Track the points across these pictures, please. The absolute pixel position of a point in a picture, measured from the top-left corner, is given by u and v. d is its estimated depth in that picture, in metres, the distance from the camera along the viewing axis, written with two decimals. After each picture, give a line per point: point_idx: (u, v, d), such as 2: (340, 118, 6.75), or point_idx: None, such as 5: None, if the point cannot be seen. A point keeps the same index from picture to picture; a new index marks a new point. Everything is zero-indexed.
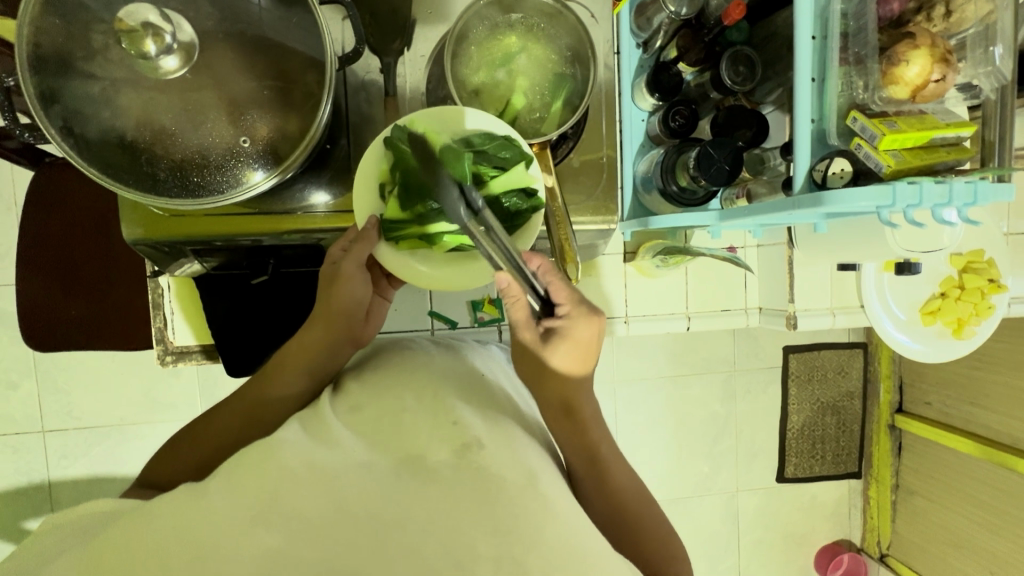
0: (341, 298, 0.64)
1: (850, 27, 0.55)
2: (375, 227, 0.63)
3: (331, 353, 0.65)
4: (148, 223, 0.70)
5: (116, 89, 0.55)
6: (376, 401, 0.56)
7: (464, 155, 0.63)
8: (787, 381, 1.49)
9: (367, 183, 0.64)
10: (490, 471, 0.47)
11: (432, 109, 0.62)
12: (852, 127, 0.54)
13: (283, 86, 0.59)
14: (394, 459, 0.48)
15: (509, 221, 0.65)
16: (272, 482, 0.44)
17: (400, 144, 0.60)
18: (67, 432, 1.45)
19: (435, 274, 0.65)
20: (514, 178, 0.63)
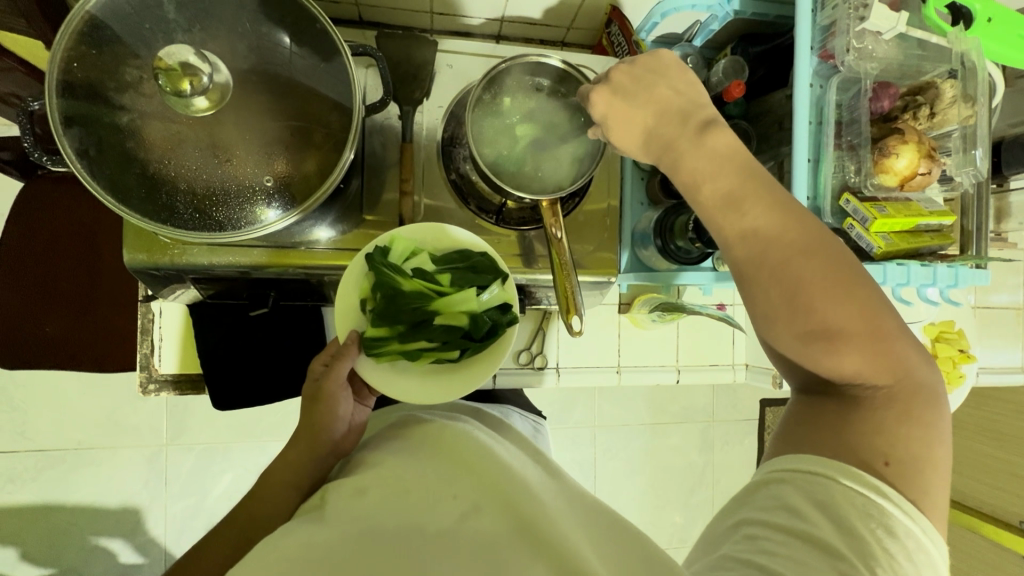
0: (324, 416, 0.61)
1: (844, 116, 0.60)
2: (355, 342, 0.63)
3: (318, 467, 0.60)
4: (152, 249, 0.69)
5: (143, 121, 0.55)
6: (379, 480, 0.54)
7: (441, 275, 0.67)
8: (764, 435, 1.54)
9: (349, 300, 0.66)
10: (493, 533, 0.49)
11: (411, 229, 0.67)
12: (845, 208, 0.58)
13: (306, 128, 0.60)
14: (399, 531, 0.48)
15: (486, 336, 0.67)
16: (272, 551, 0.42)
17: (383, 267, 0.64)
18: (18, 454, 1.36)
19: (418, 388, 0.64)
20: (488, 294, 0.67)
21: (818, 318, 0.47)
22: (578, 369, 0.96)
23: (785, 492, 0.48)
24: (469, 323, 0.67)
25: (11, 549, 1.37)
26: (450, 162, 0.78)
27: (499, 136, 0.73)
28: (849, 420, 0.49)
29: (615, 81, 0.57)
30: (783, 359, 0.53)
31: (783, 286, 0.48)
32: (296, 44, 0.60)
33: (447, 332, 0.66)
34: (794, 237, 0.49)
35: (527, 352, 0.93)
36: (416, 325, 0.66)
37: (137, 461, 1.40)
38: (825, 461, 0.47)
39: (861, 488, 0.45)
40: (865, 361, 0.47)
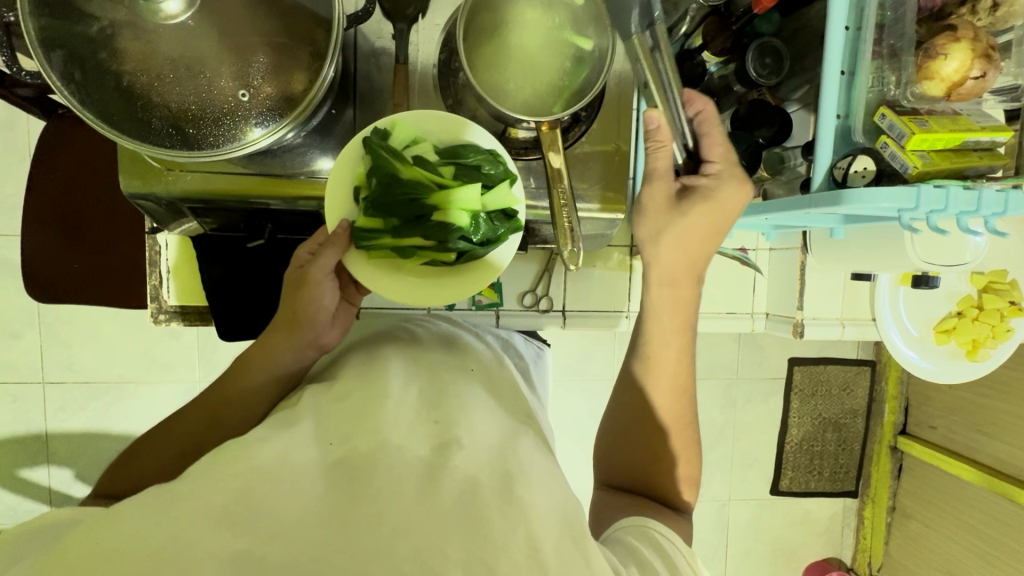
0: (307, 306, 0.61)
1: (887, 17, 0.52)
2: (346, 232, 0.60)
3: (295, 357, 0.62)
4: (146, 176, 0.68)
5: (115, 31, 0.52)
6: (362, 388, 0.57)
7: (445, 167, 0.62)
8: (790, 395, 1.49)
9: (342, 185, 0.62)
10: (467, 470, 0.47)
11: (419, 117, 0.63)
12: (879, 125, 0.51)
13: (285, 43, 0.56)
14: (371, 449, 0.48)
15: (485, 241, 0.63)
16: (249, 480, 0.43)
17: (380, 151, 0.60)
18: (67, 385, 1.46)
19: (409, 288, 0.62)
20: (493, 195, 0.62)
21: (666, 400, 0.64)
22: (586, 313, 0.93)
23: (642, 532, 0.51)
24: (469, 224, 0.62)
25: (67, 470, 1.49)
26: (449, 90, 0.72)
27: (495, 59, 0.66)
28: (648, 506, 0.58)
29: (724, 196, 0.62)
30: (613, 444, 0.64)
31: (669, 361, 0.64)
32: None
33: (443, 231, 0.62)
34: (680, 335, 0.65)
35: (532, 294, 0.91)
36: (414, 222, 0.62)
37: (174, 395, 1.49)
38: (638, 518, 0.54)
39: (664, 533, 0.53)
40: (677, 457, 0.62)
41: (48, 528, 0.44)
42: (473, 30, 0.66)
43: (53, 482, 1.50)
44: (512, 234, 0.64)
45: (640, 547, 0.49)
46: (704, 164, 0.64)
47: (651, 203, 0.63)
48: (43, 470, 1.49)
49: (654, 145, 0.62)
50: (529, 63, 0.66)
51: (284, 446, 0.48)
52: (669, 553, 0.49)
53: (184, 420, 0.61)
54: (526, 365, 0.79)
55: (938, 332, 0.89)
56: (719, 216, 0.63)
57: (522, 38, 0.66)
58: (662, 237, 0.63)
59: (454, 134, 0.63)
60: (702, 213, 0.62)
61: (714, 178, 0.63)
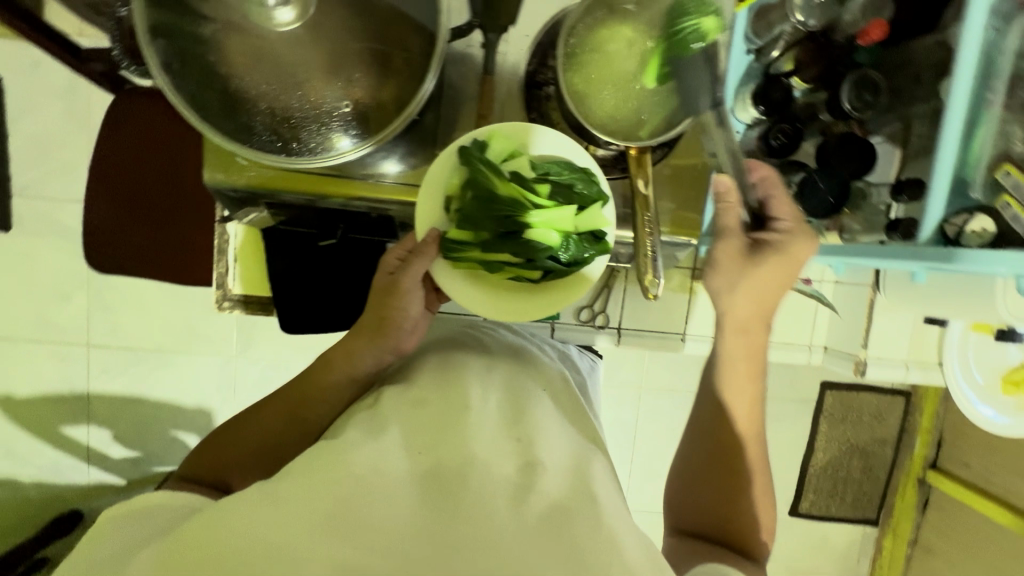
0: (396, 312, 0.61)
1: (1023, 69, 0.49)
2: (435, 242, 0.60)
3: (377, 361, 0.62)
4: (230, 169, 0.69)
5: (227, 34, 0.53)
6: (440, 394, 0.55)
7: (539, 184, 0.62)
8: (818, 417, 1.46)
9: (435, 193, 0.62)
10: (554, 498, 0.45)
11: (516, 130, 0.62)
12: (1001, 182, 0.49)
13: (385, 52, 0.56)
14: (460, 466, 0.46)
15: (573, 261, 0.63)
16: (344, 487, 0.41)
17: (479, 163, 0.60)
18: (111, 350, 1.51)
19: (492, 302, 0.61)
20: (585, 216, 0.62)
21: (741, 447, 0.63)
22: (642, 333, 0.92)
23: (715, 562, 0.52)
24: (559, 242, 0.62)
25: (106, 430, 1.54)
26: (534, 102, 0.71)
27: (580, 79, 0.64)
28: (726, 555, 0.57)
29: (782, 246, 0.61)
30: (685, 487, 0.64)
31: (741, 413, 0.63)
32: None
33: (533, 249, 0.62)
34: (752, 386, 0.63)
35: (589, 310, 0.90)
36: (504, 236, 0.62)
37: (212, 368, 1.52)
38: (715, 563, 0.54)
39: None
40: (756, 506, 0.61)
41: (139, 514, 0.45)
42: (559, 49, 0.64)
43: (92, 441, 1.55)
44: (598, 257, 0.63)
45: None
46: (771, 220, 0.63)
47: (723, 258, 0.62)
48: (84, 428, 1.54)
49: (723, 203, 0.61)
50: (623, 81, 0.64)
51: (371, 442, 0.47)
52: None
53: (257, 414, 0.61)
54: (585, 379, 0.78)
55: (1006, 383, 0.85)
56: (791, 268, 0.61)
57: (611, 56, 0.64)
58: (733, 291, 0.62)
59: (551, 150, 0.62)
60: (773, 266, 0.61)
61: (783, 232, 0.62)
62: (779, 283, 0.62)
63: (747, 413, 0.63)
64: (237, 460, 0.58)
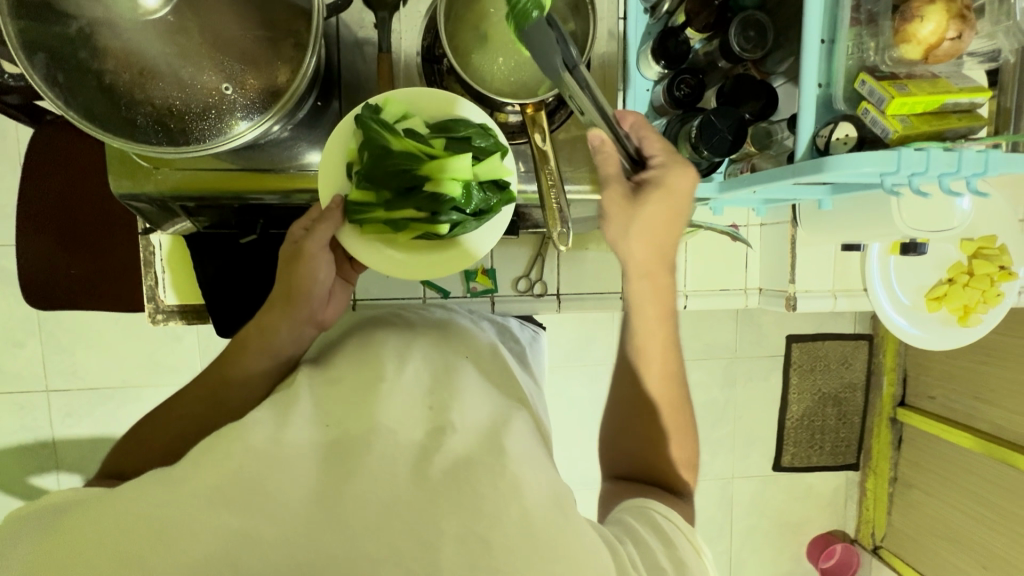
0: (303, 279, 0.60)
1: None
2: (337, 206, 0.60)
3: (295, 335, 0.62)
4: (135, 175, 0.69)
5: (96, 30, 0.52)
6: (353, 372, 0.57)
7: (435, 140, 0.62)
8: (789, 370, 1.50)
9: (335, 160, 0.62)
10: (463, 453, 0.47)
11: (411, 93, 0.62)
12: (859, 91, 0.51)
13: (270, 38, 0.57)
14: (365, 429, 0.48)
15: (478, 211, 0.63)
16: (242, 459, 0.44)
17: (371, 123, 0.59)
18: (71, 392, 1.47)
19: (399, 262, 0.62)
20: (485, 167, 0.62)
21: (660, 387, 0.64)
22: (581, 296, 0.94)
23: (625, 519, 0.53)
24: (461, 194, 0.62)
25: (76, 475, 1.51)
26: (434, 77, 0.72)
27: (474, 43, 0.66)
28: (653, 494, 0.59)
29: (667, 181, 0.62)
30: (613, 432, 0.65)
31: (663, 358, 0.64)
32: None
33: (435, 202, 0.61)
34: (659, 324, 0.65)
35: (526, 279, 0.91)
36: (406, 194, 0.62)
37: None
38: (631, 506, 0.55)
39: (672, 520, 0.52)
40: (682, 443, 0.63)
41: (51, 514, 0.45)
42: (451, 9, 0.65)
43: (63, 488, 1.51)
44: (505, 206, 0.64)
45: (637, 527, 0.51)
46: (647, 161, 0.64)
47: (611, 205, 0.63)
48: (52, 476, 1.50)
49: (600, 154, 0.62)
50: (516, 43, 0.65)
51: (280, 427, 0.48)
52: (668, 535, 0.50)
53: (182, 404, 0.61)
54: (524, 348, 0.79)
55: (930, 299, 0.90)
56: (675, 204, 0.63)
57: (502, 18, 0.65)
58: (630, 238, 0.63)
59: (446, 111, 0.63)
60: (658, 205, 0.62)
61: (659, 168, 0.63)
62: (670, 224, 0.63)
63: (662, 352, 0.64)
64: (160, 447, 0.58)
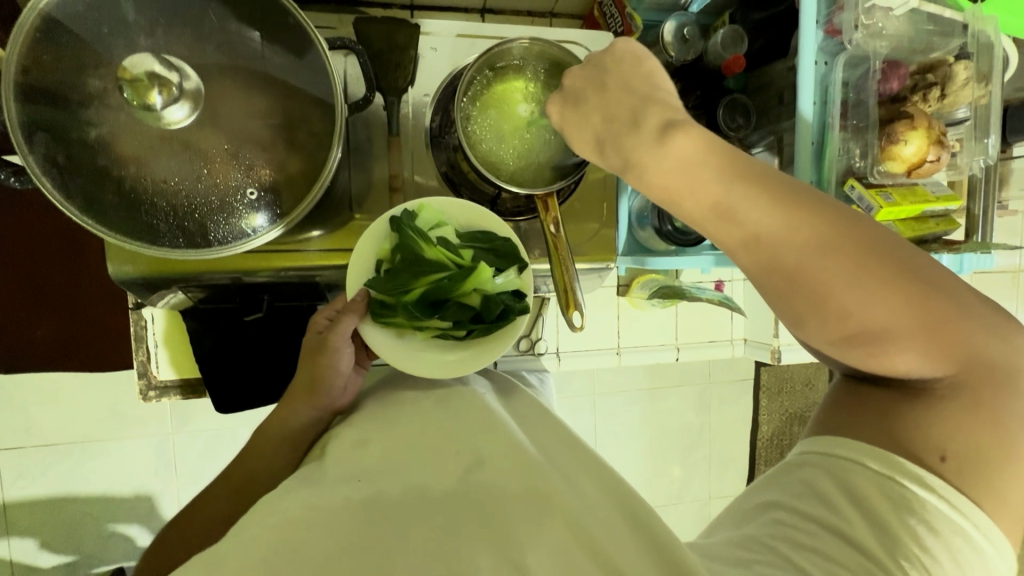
0: (324, 371, 0.61)
1: (850, 97, 0.60)
2: (363, 300, 0.61)
3: (314, 418, 0.62)
4: (136, 259, 0.67)
5: (113, 135, 0.51)
6: (383, 436, 0.57)
7: (464, 250, 0.64)
8: (758, 392, 1.58)
9: (364, 259, 0.63)
10: (494, 488, 0.50)
11: (445, 202, 0.65)
12: (848, 195, 0.57)
13: (287, 127, 0.56)
14: (403, 492, 0.49)
15: (496, 320, 0.63)
16: (278, 532, 0.43)
17: (408, 229, 0.62)
18: (25, 450, 1.37)
19: (417, 361, 0.61)
20: (504, 279, 0.64)
21: (865, 330, 0.45)
22: (580, 353, 0.96)
23: (809, 471, 0.49)
24: (481, 305, 0.64)
25: (31, 539, 1.40)
26: (440, 154, 0.74)
27: (488, 127, 0.68)
28: (900, 415, 0.47)
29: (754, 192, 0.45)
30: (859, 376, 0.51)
31: (868, 300, 0.43)
32: (264, 36, 0.55)
33: (459, 313, 0.63)
34: (843, 269, 0.43)
35: (527, 339, 0.93)
36: (429, 304, 0.63)
37: (146, 450, 1.42)
38: (845, 444, 0.48)
39: (893, 476, 0.45)
40: (912, 349, 0.44)
41: None
42: (473, 95, 0.67)
43: (15, 554, 1.40)
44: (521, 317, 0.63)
45: (824, 488, 0.47)
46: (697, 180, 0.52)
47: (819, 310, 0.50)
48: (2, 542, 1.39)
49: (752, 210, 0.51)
50: (530, 129, 0.68)
51: (314, 492, 0.48)
52: (845, 470, 0.47)
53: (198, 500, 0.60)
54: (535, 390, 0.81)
55: None
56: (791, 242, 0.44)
57: (517, 105, 0.68)
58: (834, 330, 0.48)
59: (476, 220, 0.66)
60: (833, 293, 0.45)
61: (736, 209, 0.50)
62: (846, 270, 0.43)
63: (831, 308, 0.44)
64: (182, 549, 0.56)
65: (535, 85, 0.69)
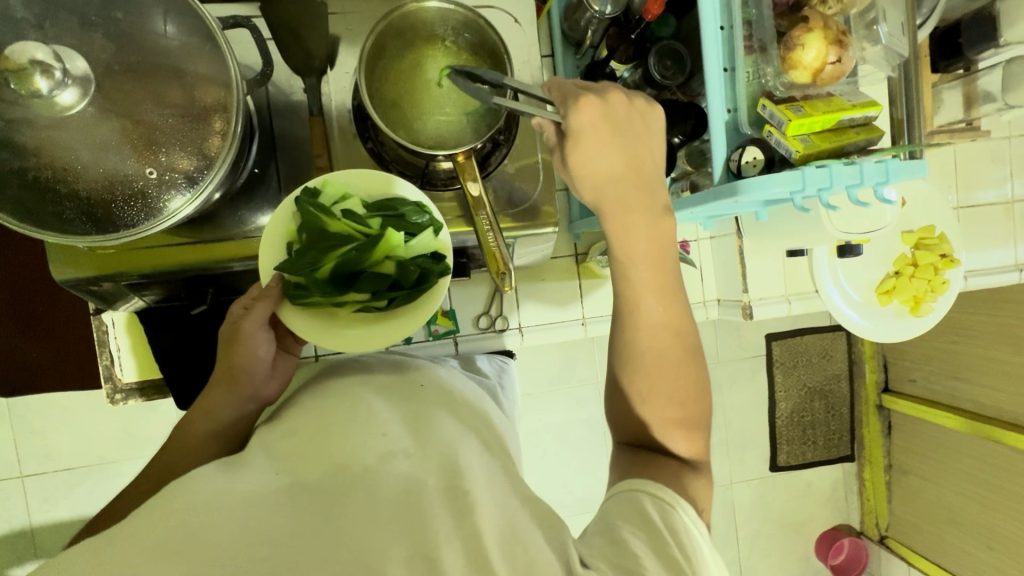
0: (243, 358, 0.61)
1: (751, 15, 0.55)
2: (278, 284, 0.62)
3: (234, 411, 0.60)
4: (77, 261, 0.69)
5: (13, 128, 0.52)
6: (309, 422, 0.55)
7: (371, 218, 0.64)
8: (772, 370, 1.40)
9: (276, 241, 0.64)
10: (415, 481, 0.48)
11: (348, 175, 0.65)
12: (762, 114, 0.53)
13: (190, 109, 0.57)
14: (324, 472, 0.49)
15: (413, 282, 0.64)
16: (179, 515, 0.42)
17: (309, 208, 0.62)
18: (47, 474, 1.42)
19: (339, 338, 0.62)
20: (418, 240, 0.64)
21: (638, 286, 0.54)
22: (544, 326, 0.94)
23: (636, 495, 0.49)
24: (395, 271, 0.64)
25: None
26: (369, 133, 0.75)
27: (400, 101, 0.68)
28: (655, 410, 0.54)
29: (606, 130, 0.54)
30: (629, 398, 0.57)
31: (662, 338, 0.54)
32: (173, 27, 0.56)
33: (374, 281, 0.64)
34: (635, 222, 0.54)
35: (486, 316, 0.92)
36: (344, 278, 0.63)
37: None
38: (648, 483, 0.50)
39: (682, 513, 0.47)
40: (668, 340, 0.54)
41: None
42: (379, 70, 0.67)
43: None
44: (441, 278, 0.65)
45: (645, 513, 0.47)
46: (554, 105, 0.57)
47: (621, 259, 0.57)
48: (32, 565, 1.43)
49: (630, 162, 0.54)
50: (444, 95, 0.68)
51: (228, 476, 0.48)
52: (657, 502, 0.48)
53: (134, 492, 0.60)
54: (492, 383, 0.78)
55: (880, 294, 0.92)
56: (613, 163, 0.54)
57: (427, 72, 0.68)
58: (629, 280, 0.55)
59: (381, 190, 0.65)
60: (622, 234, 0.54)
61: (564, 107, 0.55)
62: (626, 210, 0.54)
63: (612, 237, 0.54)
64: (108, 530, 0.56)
65: (444, 49, 0.68)
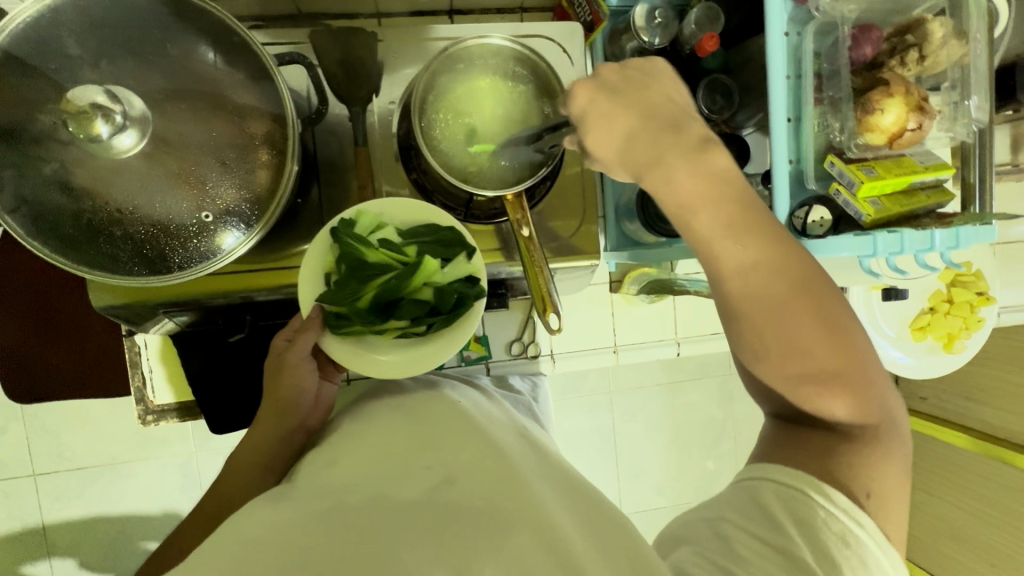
0: (289, 391, 0.61)
1: (824, 69, 0.58)
2: (318, 317, 0.61)
3: (279, 442, 0.60)
4: (114, 287, 0.67)
5: (68, 169, 0.51)
6: (353, 450, 0.55)
7: (407, 247, 0.63)
8: None
9: (312, 274, 0.63)
10: (460, 506, 0.45)
11: (382, 203, 0.64)
12: (830, 171, 0.56)
13: (241, 143, 0.55)
14: (369, 500, 0.46)
15: (452, 308, 0.62)
16: (230, 550, 0.40)
17: (346, 238, 0.60)
18: (58, 475, 1.32)
19: (382, 365, 0.61)
20: (453, 266, 0.63)
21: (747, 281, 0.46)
22: (575, 354, 0.94)
23: (759, 488, 0.45)
24: (433, 297, 0.63)
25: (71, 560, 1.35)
26: (411, 165, 0.73)
27: (448, 134, 0.66)
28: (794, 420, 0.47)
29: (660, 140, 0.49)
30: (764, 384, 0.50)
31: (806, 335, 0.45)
32: (219, 56, 0.55)
33: (414, 310, 0.62)
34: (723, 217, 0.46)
35: (519, 342, 0.91)
36: (384, 307, 0.63)
37: (171, 470, 1.36)
38: (796, 474, 0.45)
39: (830, 505, 0.43)
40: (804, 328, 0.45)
41: None
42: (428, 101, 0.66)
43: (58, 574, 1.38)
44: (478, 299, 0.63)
45: (774, 511, 0.43)
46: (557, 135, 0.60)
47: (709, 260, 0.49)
48: (46, 562, 1.35)
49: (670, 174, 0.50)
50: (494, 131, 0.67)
51: (277, 507, 0.46)
52: (796, 493, 0.44)
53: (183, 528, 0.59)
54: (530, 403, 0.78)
55: (914, 329, 0.92)
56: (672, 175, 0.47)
57: (478, 106, 0.67)
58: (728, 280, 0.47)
59: (416, 218, 0.65)
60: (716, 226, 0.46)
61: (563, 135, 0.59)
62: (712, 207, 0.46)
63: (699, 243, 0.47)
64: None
65: (495, 83, 0.67)
